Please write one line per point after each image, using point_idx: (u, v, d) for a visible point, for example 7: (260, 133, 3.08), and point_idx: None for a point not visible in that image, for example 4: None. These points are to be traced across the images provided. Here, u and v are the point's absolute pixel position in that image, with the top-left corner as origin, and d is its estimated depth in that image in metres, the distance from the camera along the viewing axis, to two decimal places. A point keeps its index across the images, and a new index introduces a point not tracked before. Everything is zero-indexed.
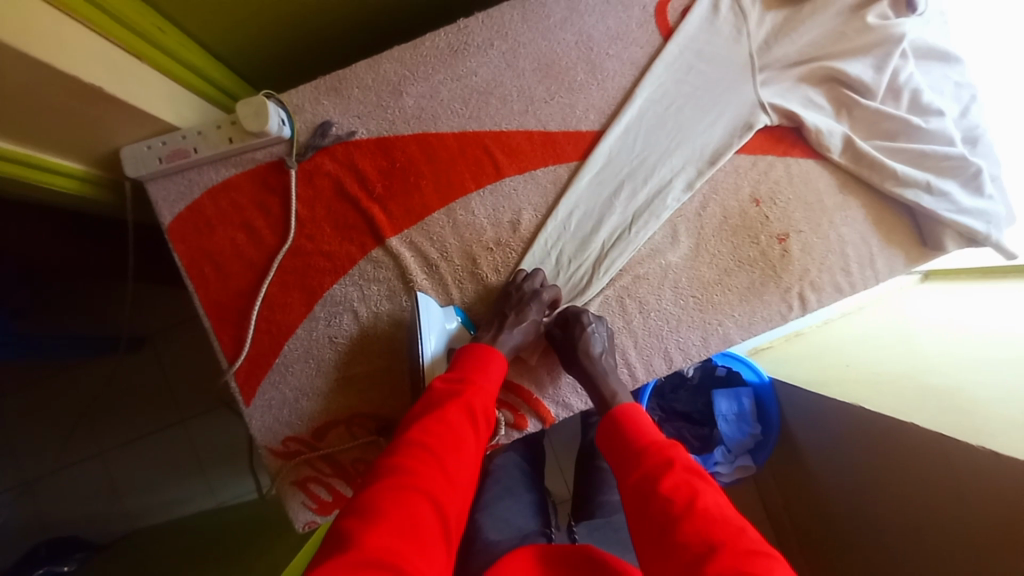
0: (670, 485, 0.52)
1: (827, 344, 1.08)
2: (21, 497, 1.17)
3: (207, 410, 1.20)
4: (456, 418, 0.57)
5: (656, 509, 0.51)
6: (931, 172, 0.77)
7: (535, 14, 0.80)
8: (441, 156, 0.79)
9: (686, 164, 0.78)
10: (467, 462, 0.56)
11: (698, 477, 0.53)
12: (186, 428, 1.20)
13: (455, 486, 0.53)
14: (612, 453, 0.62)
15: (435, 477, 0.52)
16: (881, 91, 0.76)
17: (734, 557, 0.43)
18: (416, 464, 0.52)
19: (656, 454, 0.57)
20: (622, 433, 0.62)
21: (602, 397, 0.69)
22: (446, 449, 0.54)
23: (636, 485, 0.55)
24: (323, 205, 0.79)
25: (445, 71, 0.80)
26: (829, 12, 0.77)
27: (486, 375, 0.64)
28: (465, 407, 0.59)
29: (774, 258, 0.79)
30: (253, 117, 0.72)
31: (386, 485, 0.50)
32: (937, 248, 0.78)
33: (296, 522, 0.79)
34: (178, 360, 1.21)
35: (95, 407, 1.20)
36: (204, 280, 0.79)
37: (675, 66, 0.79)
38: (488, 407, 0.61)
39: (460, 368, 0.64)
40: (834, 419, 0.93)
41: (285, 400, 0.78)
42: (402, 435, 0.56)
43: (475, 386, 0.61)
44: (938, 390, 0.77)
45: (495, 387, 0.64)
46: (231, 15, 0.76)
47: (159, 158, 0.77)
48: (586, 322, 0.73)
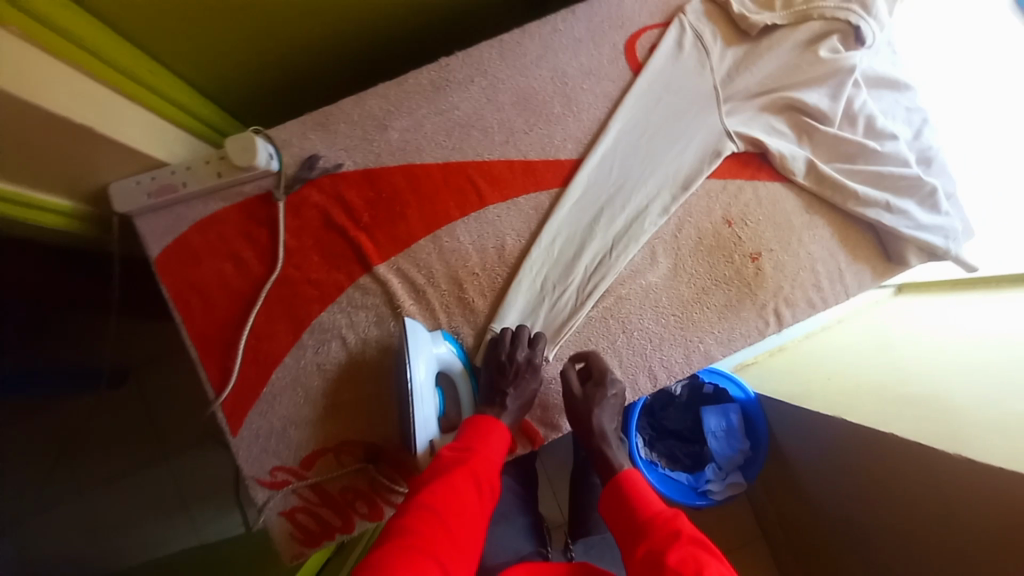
0: (677, 558, 0.52)
1: (806, 359, 1.11)
2: None
3: (193, 445, 1.19)
4: (463, 484, 0.60)
5: None
6: (890, 191, 0.81)
7: (512, 52, 0.85)
8: (426, 185, 0.82)
9: (661, 189, 0.82)
10: (470, 528, 0.57)
11: (706, 552, 0.52)
12: (172, 464, 1.18)
13: (461, 553, 0.54)
14: (622, 527, 0.62)
15: (442, 539, 0.54)
16: (838, 117, 0.81)
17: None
18: (425, 526, 0.54)
19: (664, 526, 0.57)
20: (631, 504, 0.63)
21: (611, 467, 0.74)
22: (453, 514, 0.56)
23: (644, 560, 0.55)
24: (311, 235, 0.80)
25: (428, 106, 0.83)
26: (785, 46, 0.83)
27: (489, 443, 0.66)
28: (472, 475, 0.61)
29: (749, 276, 0.82)
30: (241, 152, 0.75)
31: (396, 546, 0.51)
32: (900, 262, 0.82)
33: (284, 554, 0.79)
34: (162, 394, 1.20)
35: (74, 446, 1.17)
36: (190, 311, 0.79)
37: (645, 98, 0.84)
38: (492, 476, 0.64)
39: (466, 436, 0.67)
40: (819, 432, 0.96)
41: (273, 430, 0.78)
42: (411, 500, 0.58)
43: (480, 453, 0.64)
44: (917, 399, 0.80)
45: (499, 457, 0.67)
46: (219, 54, 0.79)
47: (147, 193, 0.78)
48: (596, 393, 0.75)
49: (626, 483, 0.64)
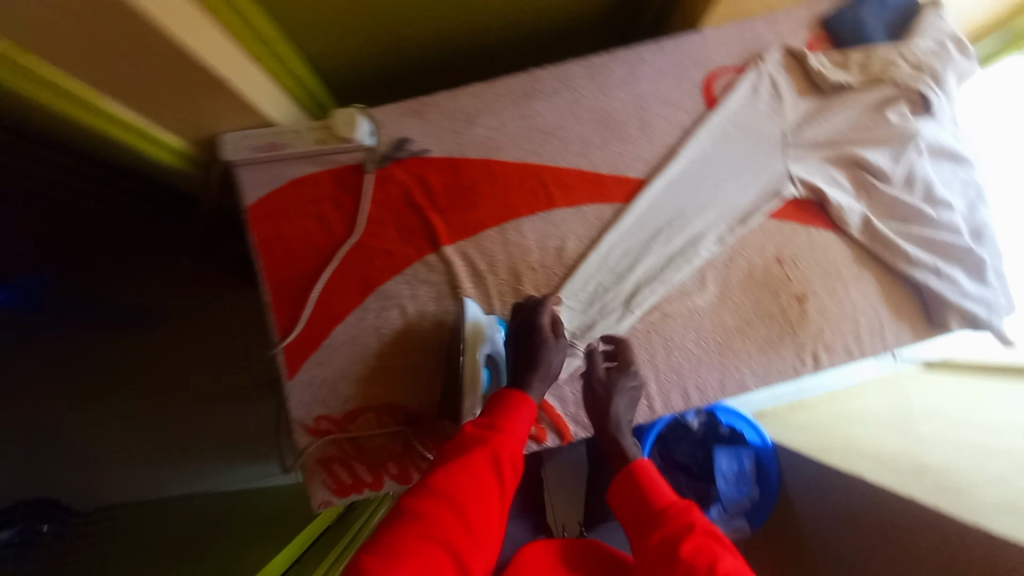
0: (688, 544, 0.54)
1: (829, 418, 1.17)
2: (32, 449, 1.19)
3: (241, 395, 1.30)
4: (488, 468, 0.58)
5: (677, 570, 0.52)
6: (938, 257, 0.85)
7: (600, 73, 0.91)
8: (502, 181, 0.88)
9: (720, 220, 0.87)
10: (492, 512, 0.55)
11: (717, 541, 0.55)
12: (217, 408, 1.29)
13: (480, 541, 0.53)
14: (629, 512, 0.64)
15: (462, 526, 0.52)
16: (898, 180, 0.86)
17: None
18: (445, 512, 0.52)
19: (674, 514, 0.59)
20: (640, 492, 0.65)
21: (619, 451, 0.73)
22: (473, 499, 0.54)
23: (657, 547, 0.57)
24: (390, 209, 0.87)
25: (515, 110, 0.90)
26: (854, 106, 0.88)
27: (514, 423, 0.64)
28: (494, 456, 0.59)
29: (792, 315, 0.86)
30: (345, 124, 0.84)
31: (412, 530, 0.49)
32: (940, 326, 0.85)
33: (312, 500, 0.83)
34: (222, 340, 1.31)
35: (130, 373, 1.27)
36: (273, 260, 0.86)
37: (716, 134, 0.89)
38: (516, 456, 0.61)
39: (491, 414, 0.64)
40: (842, 493, 0.94)
41: (326, 379, 0.84)
42: (432, 482, 0.55)
43: (507, 434, 0.62)
44: (926, 467, 0.84)
45: (523, 436, 0.64)
46: (337, 36, 0.87)
47: (253, 147, 0.85)
48: (616, 376, 0.78)
49: (636, 470, 0.66)
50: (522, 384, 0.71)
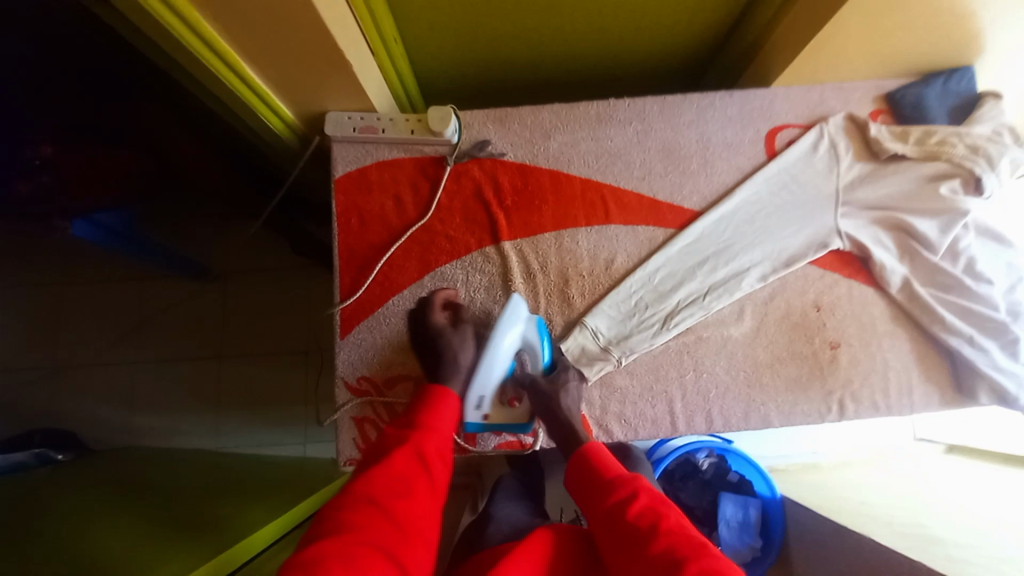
0: (635, 510, 0.59)
1: (840, 483, 1.18)
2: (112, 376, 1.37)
3: (285, 357, 1.39)
4: (408, 468, 0.62)
5: (625, 533, 0.57)
6: (975, 328, 0.87)
7: (671, 111, 0.98)
8: (566, 192, 0.96)
9: (765, 259, 0.92)
10: (420, 509, 0.60)
11: (662, 505, 0.60)
12: (261, 366, 1.39)
13: (410, 536, 0.57)
14: (581, 491, 0.68)
15: (384, 528, 0.56)
16: (943, 249, 0.89)
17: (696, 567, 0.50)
18: (367, 520, 0.56)
19: (622, 484, 0.64)
20: (589, 468, 0.68)
21: (570, 438, 0.76)
22: (396, 497, 0.59)
23: (606, 516, 0.61)
24: (461, 200, 0.96)
25: (589, 131, 0.98)
26: (909, 175, 0.92)
27: (438, 417, 0.69)
28: (416, 452, 0.64)
29: (823, 360, 0.89)
30: (438, 120, 0.92)
31: (335, 542, 0.53)
32: (970, 397, 0.87)
33: (339, 456, 0.88)
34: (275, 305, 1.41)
35: (192, 323, 1.39)
36: (348, 228, 0.95)
37: (771, 181, 0.95)
38: (442, 448, 0.67)
39: (415, 414, 0.70)
40: (841, 551, 0.94)
41: (374, 344, 0.91)
42: (357, 485, 0.60)
43: (428, 429, 0.67)
44: (933, 538, 0.85)
45: (449, 427, 0.70)
46: (444, 45, 0.98)
47: (353, 128, 0.95)
48: (540, 380, 0.81)
49: (583, 450, 0.70)
50: (440, 380, 0.77)
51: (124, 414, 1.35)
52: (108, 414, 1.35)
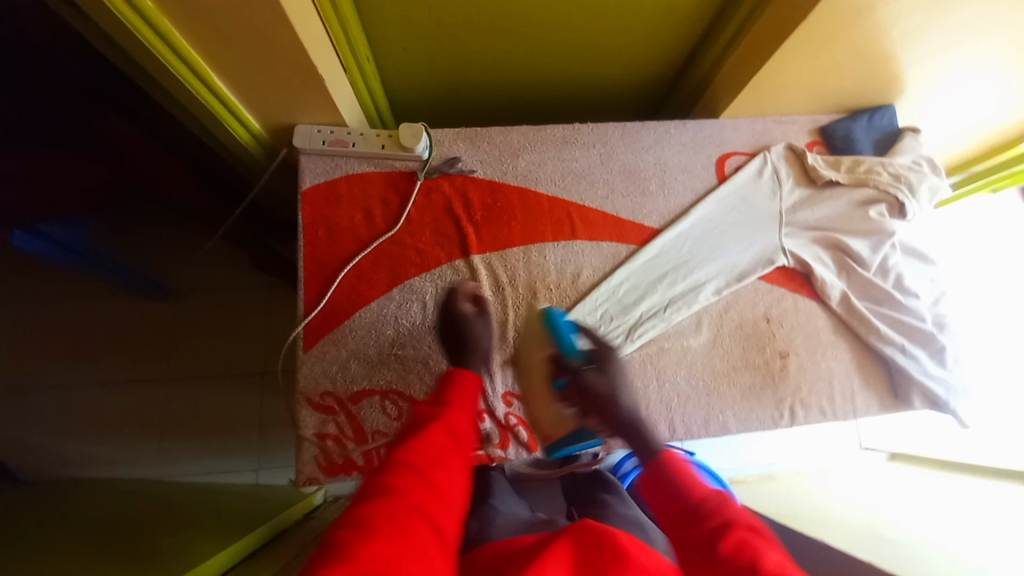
0: (727, 543, 0.54)
1: (794, 489, 1.21)
2: (42, 400, 1.26)
3: (241, 377, 1.33)
4: (439, 438, 0.63)
5: (721, 566, 0.53)
6: (906, 337, 0.96)
7: (632, 135, 1.05)
8: (534, 209, 0.99)
9: (719, 274, 0.98)
10: (453, 479, 0.61)
11: (759, 544, 0.54)
12: (214, 387, 1.32)
13: (446, 501, 0.58)
14: (666, 512, 0.64)
15: (423, 493, 0.56)
16: (874, 266, 0.98)
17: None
18: (408, 485, 0.56)
19: (715, 514, 0.59)
20: (679, 492, 0.64)
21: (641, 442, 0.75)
22: (431, 464, 0.59)
23: (699, 546, 0.57)
24: (431, 215, 0.97)
25: (555, 152, 1.03)
26: (843, 199, 1.01)
27: (459, 395, 0.71)
28: (448, 426, 0.65)
29: (774, 369, 0.94)
30: (409, 137, 0.94)
31: (381, 504, 0.53)
32: (905, 402, 0.95)
33: (299, 475, 0.85)
34: (232, 322, 1.35)
35: (138, 341, 1.32)
36: (314, 240, 0.94)
37: (723, 202, 1.02)
38: (466, 424, 0.68)
39: (441, 395, 0.71)
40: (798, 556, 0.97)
41: (339, 357, 0.89)
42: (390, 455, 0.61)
43: (454, 406, 0.69)
44: (881, 538, 0.89)
45: (471, 407, 0.72)
46: (416, 66, 1.02)
47: (323, 141, 0.95)
48: (588, 374, 0.83)
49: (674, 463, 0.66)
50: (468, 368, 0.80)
51: (61, 441, 1.25)
52: (35, 441, 1.23)
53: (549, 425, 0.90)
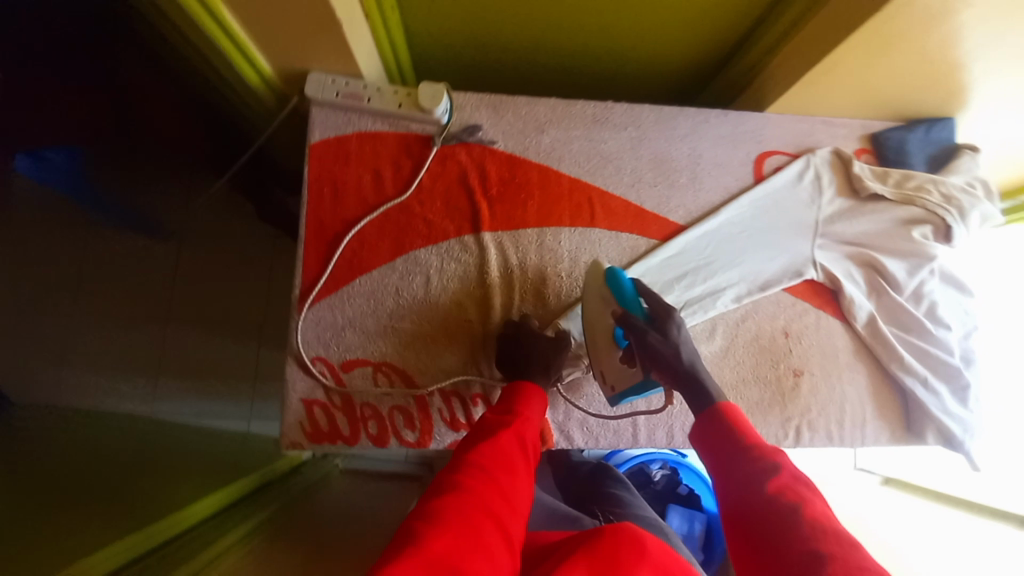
0: (777, 488, 0.58)
1: None
2: None
3: None
4: (510, 445, 0.63)
5: (767, 506, 0.57)
6: (930, 369, 0.90)
7: (667, 121, 0.97)
8: (553, 190, 0.93)
9: (742, 281, 0.92)
10: (522, 487, 0.60)
11: (809, 493, 0.57)
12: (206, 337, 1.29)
13: (516, 509, 0.56)
14: (717, 452, 0.67)
15: (494, 495, 0.55)
16: (908, 291, 0.92)
17: (841, 566, 0.47)
18: (479, 485, 0.55)
19: (767, 458, 0.62)
20: (732, 438, 0.67)
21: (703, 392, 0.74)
22: (501, 467, 0.59)
23: (745, 482, 0.61)
24: (444, 184, 0.91)
25: (583, 131, 0.96)
26: (886, 215, 0.94)
27: (531, 408, 0.71)
28: (517, 433, 0.65)
29: (786, 387, 0.90)
30: (428, 98, 0.88)
31: (452, 499, 0.52)
32: (918, 437, 0.90)
33: (283, 438, 0.82)
34: None
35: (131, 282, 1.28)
36: (319, 198, 0.89)
37: (756, 204, 0.95)
38: (535, 437, 0.68)
39: (507, 404, 0.71)
40: None
41: (334, 324, 0.85)
42: (462, 454, 0.60)
43: (524, 416, 0.68)
44: None
45: (539, 421, 0.71)
46: (443, 20, 0.94)
47: (336, 93, 0.89)
48: (651, 335, 0.76)
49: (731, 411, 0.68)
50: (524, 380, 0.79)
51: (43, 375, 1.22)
52: None
53: (612, 374, 0.80)
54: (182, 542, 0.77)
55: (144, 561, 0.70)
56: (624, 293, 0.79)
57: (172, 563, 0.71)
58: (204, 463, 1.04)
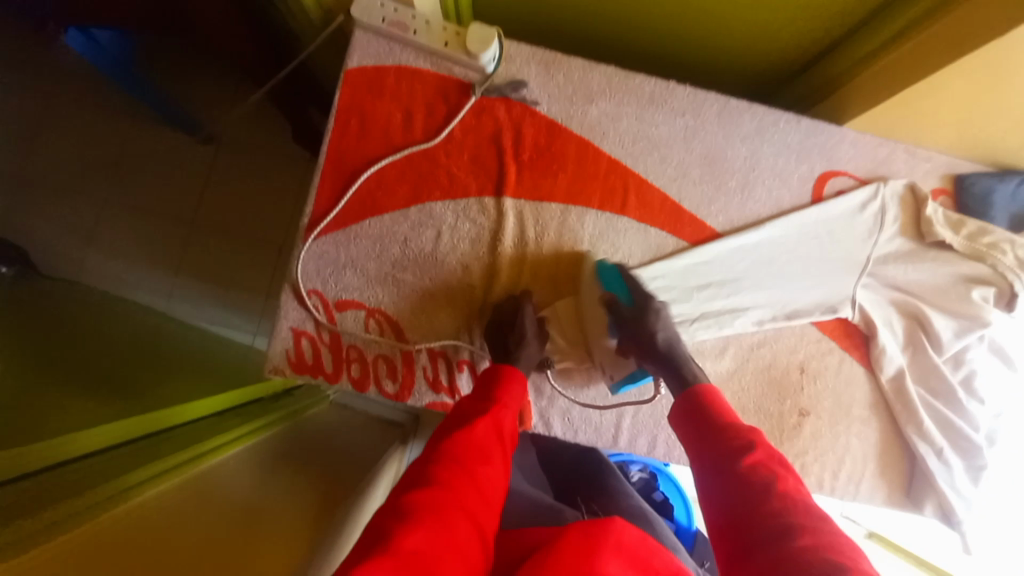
0: (750, 465, 0.58)
1: None
2: (58, 204, 1.26)
3: (247, 242, 1.30)
4: (484, 435, 0.63)
5: (743, 488, 0.57)
6: (948, 441, 0.83)
7: (729, 116, 0.88)
8: (589, 167, 0.86)
9: (768, 305, 0.85)
10: (496, 477, 0.60)
11: (779, 464, 0.59)
12: (220, 245, 1.30)
13: (489, 502, 0.57)
14: (692, 429, 0.67)
15: (469, 490, 0.56)
16: (948, 353, 0.83)
17: (811, 542, 0.50)
18: (454, 481, 0.55)
19: (739, 435, 0.62)
20: (706, 415, 0.66)
21: (682, 376, 0.72)
22: (476, 460, 0.59)
23: (722, 462, 0.61)
24: (475, 138, 0.86)
25: (636, 109, 0.88)
26: (946, 267, 0.85)
27: (510, 393, 0.70)
28: (495, 423, 0.65)
29: (786, 425, 0.84)
30: (477, 41, 0.81)
31: (425, 494, 0.53)
32: (914, 506, 0.85)
33: (267, 362, 0.82)
34: (253, 186, 1.30)
35: (160, 176, 1.28)
36: (345, 128, 0.84)
37: (806, 226, 0.87)
38: (512, 425, 0.68)
39: (485, 390, 0.70)
40: None
41: (335, 261, 0.83)
42: (439, 442, 0.61)
43: (501, 405, 0.67)
44: None
45: (517, 407, 0.71)
46: None
47: (383, 18, 0.83)
48: (635, 322, 0.76)
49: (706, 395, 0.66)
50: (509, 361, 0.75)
51: (83, 248, 1.26)
52: (45, 240, 1.25)
53: (608, 363, 0.81)
54: (154, 444, 0.78)
55: (113, 454, 0.72)
56: (611, 283, 0.80)
57: (155, 453, 0.75)
58: (209, 365, 1.08)
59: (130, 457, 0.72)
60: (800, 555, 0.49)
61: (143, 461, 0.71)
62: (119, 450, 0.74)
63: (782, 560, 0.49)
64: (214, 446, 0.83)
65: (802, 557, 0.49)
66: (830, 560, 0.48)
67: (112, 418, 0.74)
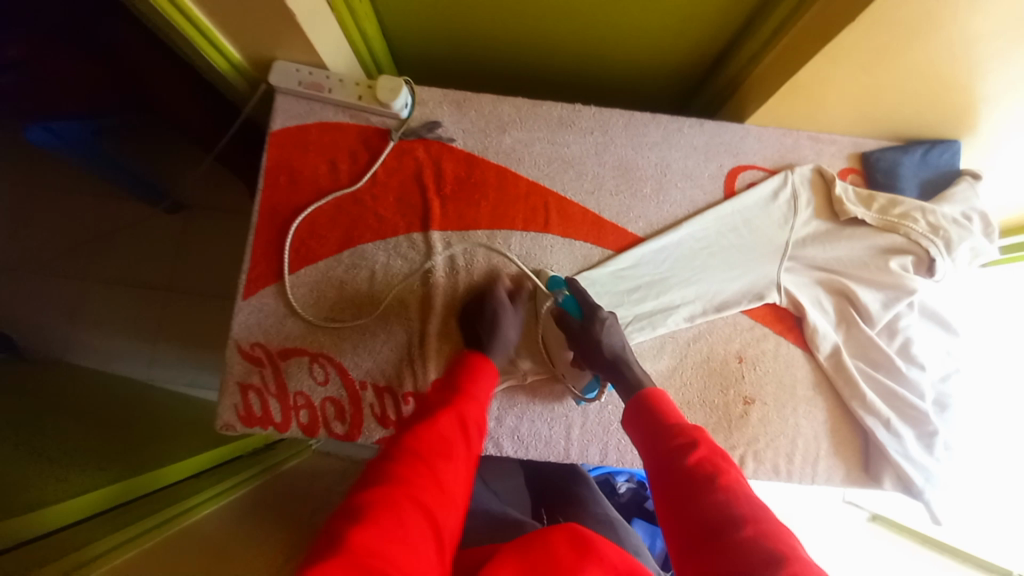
0: (695, 462, 0.56)
1: None
2: (25, 288, 1.30)
3: (212, 301, 1.34)
4: (449, 427, 0.58)
5: (687, 492, 0.54)
6: (895, 411, 0.84)
7: (636, 128, 0.93)
8: (509, 192, 0.91)
9: (697, 300, 0.87)
10: (459, 473, 0.55)
11: (722, 458, 0.57)
12: (186, 307, 1.33)
13: (449, 497, 0.52)
14: (640, 434, 0.64)
15: (426, 486, 0.50)
16: (880, 324, 0.86)
17: (756, 531, 0.48)
18: (413, 475, 0.50)
19: (683, 432, 0.60)
20: (653, 416, 0.64)
21: (627, 381, 0.71)
22: (434, 452, 0.54)
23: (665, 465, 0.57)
24: (399, 179, 0.91)
25: (547, 134, 0.93)
26: (863, 242, 0.88)
27: (477, 384, 0.67)
28: (460, 415, 0.60)
29: (734, 414, 0.85)
30: (387, 91, 0.87)
31: (386, 491, 0.48)
32: (875, 479, 0.84)
33: (217, 419, 0.83)
34: (214, 246, 1.35)
35: (122, 248, 1.33)
36: (275, 185, 0.89)
37: (722, 221, 0.90)
38: (479, 417, 0.63)
39: (453, 382, 0.66)
40: None
41: (275, 311, 0.86)
42: (402, 433, 0.56)
43: (468, 397, 0.64)
44: None
45: (485, 398, 0.67)
46: (414, 14, 0.92)
47: (299, 81, 0.89)
48: (591, 333, 0.76)
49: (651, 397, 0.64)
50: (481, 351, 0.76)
51: (54, 327, 1.29)
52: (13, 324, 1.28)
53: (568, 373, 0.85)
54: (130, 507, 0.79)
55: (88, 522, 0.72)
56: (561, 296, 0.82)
57: (128, 517, 0.75)
58: (180, 427, 1.09)
59: (103, 524, 0.72)
60: (741, 545, 0.46)
61: (112, 528, 0.70)
62: (86, 523, 0.72)
63: (726, 558, 0.46)
64: (187, 508, 0.81)
65: (747, 547, 0.46)
66: (768, 549, 0.46)
67: (75, 490, 0.74)
